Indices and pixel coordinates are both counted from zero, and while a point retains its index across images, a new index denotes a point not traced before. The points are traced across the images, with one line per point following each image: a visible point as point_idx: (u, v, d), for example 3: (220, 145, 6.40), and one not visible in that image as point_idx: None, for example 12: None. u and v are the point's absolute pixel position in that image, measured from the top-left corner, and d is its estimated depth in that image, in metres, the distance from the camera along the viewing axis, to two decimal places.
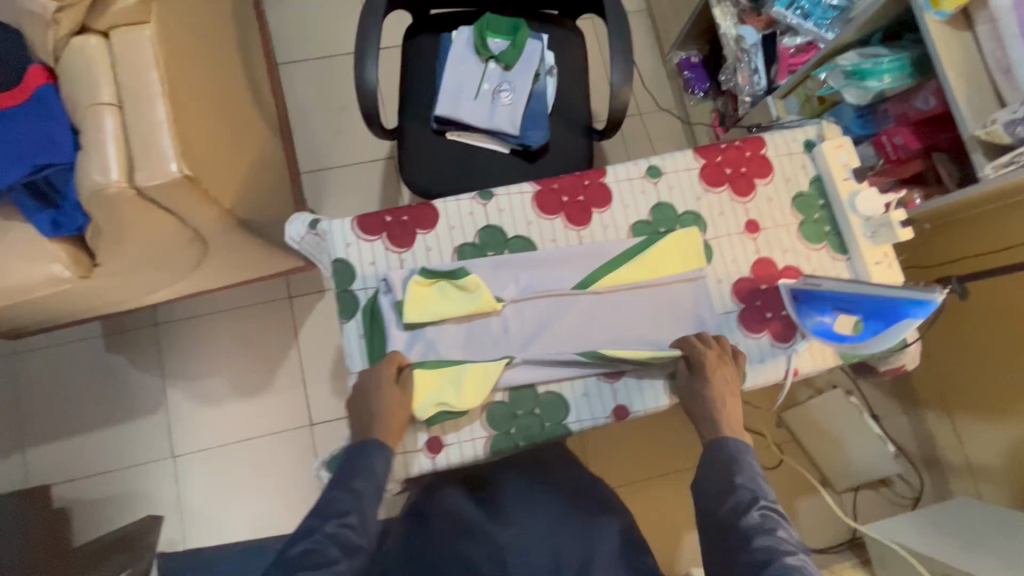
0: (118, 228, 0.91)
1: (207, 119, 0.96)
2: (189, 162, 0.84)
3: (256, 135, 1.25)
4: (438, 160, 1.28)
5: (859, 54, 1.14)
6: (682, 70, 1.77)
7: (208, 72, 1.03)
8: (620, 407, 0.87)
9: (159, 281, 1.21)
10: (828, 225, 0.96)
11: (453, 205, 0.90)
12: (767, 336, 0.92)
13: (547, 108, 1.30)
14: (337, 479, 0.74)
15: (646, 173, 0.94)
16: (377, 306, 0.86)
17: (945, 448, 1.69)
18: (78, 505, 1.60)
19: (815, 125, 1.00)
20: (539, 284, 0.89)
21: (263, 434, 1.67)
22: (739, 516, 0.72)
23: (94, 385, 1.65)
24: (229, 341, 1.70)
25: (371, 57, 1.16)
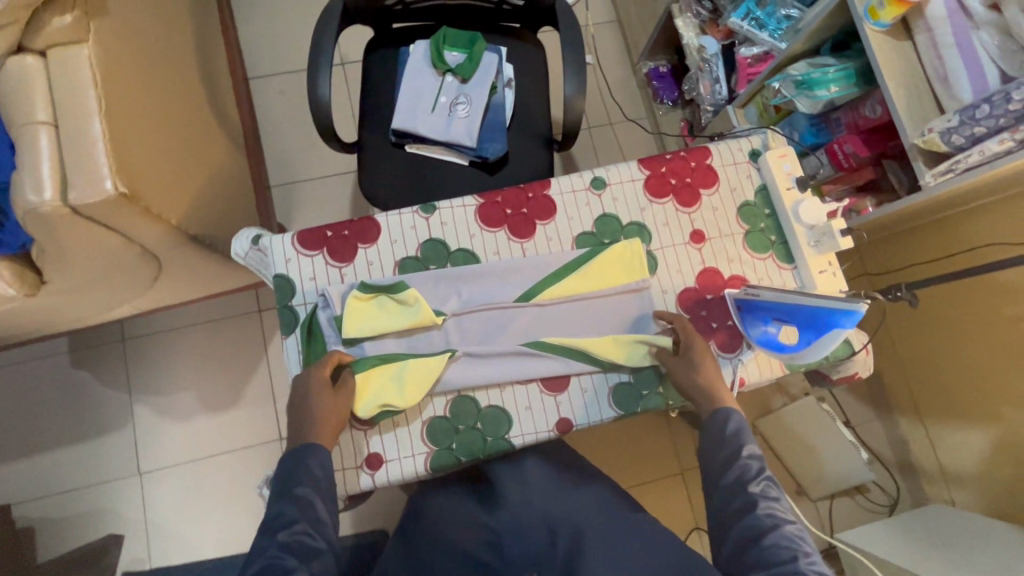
0: (58, 246, 0.91)
1: (153, 136, 0.96)
2: (126, 180, 0.84)
3: (214, 150, 1.25)
4: (397, 172, 1.28)
5: (809, 64, 1.15)
6: (650, 80, 1.82)
7: (158, 89, 1.03)
8: (564, 420, 0.87)
9: (117, 296, 1.20)
10: (774, 234, 0.96)
11: (395, 219, 0.90)
12: (713, 347, 0.91)
13: (505, 120, 1.31)
14: (272, 497, 0.73)
15: (590, 185, 0.95)
16: (316, 322, 0.85)
17: (919, 453, 1.68)
18: (44, 523, 1.58)
19: (761, 134, 1.00)
20: (481, 298, 0.88)
21: (232, 449, 1.65)
22: (743, 484, 0.76)
23: (60, 401, 1.64)
24: (198, 356, 1.69)
25: (324, 71, 1.16)
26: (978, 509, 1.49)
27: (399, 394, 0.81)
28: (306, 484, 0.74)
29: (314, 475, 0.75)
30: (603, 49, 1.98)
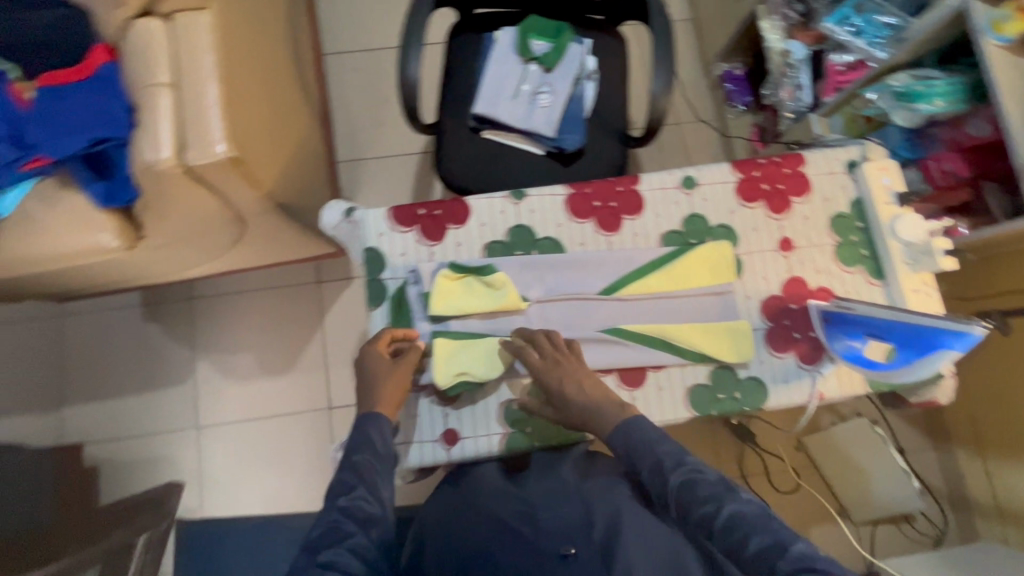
0: (164, 202, 0.95)
1: (255, 104, 1.00)
2: (236, 145, 0.88)
3: (298, 122, 1.28)
4: (473, 157, 1.29)
5: (911, 76, 1.11)
6: (724, 82, 1.78)
7: (259, 59, 1.06)
8: (638, 416, 0.87)
9: (200, 255, 1.25)
10: (866, 249, 0.93)
11: (485, 203, 0.91)
12: (793, 357, 0.90)
13: (585, 112, 1.30)
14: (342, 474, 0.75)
15: (681, 183, 0.94)
16: (405, 296, 0.88)
17: (975, 488, 1.63)
18: (108, 464, 1.67)
19: (859, 145, 0.97)
20: (565, 287, 0.89)
21: (284, 413, 1.71)
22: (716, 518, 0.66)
23: (130, 351, 1.73)
24: (259, 320, 1.75)
25: (415, 52, 1.18)
26: None
27: (478, 364, 0.84)
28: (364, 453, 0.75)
29: (373, 443, 0.76)
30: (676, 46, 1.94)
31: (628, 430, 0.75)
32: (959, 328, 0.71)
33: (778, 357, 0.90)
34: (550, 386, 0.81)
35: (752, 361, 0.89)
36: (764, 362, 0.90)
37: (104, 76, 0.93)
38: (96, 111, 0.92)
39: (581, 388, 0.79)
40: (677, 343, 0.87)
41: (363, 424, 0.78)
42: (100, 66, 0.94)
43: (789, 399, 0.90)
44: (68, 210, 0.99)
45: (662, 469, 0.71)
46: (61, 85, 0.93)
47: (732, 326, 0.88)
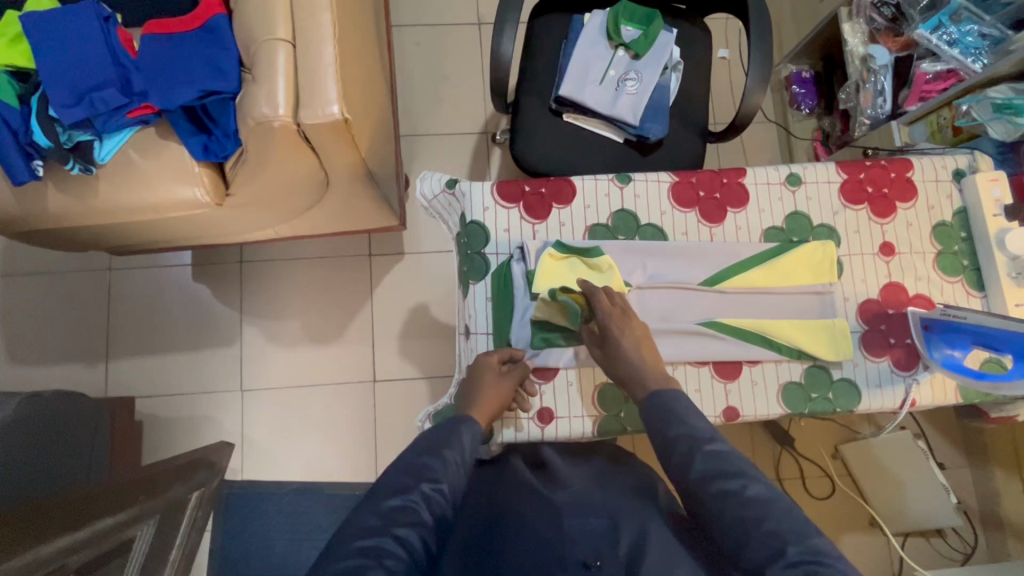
0: (261, 159, 0.94)
1: (357, 67, 0.99)
2: (347, 106, 0.87)
3: (380, 90, 1.26)
4: (552, 139, 1.28)
5: (1012, 89, 1.10)
6: (790, 84, 1.73)
7: (358, 22, 1.04)
8: (731, 408, 0.88)
9: (273, 217, 1.24)
10: (966, 259, 0.93)
11: (590, 184, 0.91)
12: (888, 362, 0.90)
13: (668, 102, 1.29)
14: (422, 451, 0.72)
15: (786, 180, 0.93)
16: (508, 272, 0.88)
17: (1010, 508, 1.63)
18: (150, 420, 1.68)
19: (966, 155, 0.97)
20: (667, 275, 0.89)
21: (327, 383, 1.71)
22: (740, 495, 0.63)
23: (179, 309, 1.73)
24: (308, 289, 1.75)
25: (509, 27, 1.16)
26: None
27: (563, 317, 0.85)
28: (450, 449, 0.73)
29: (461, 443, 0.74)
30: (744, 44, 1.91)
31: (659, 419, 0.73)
32: None
33: (873, 360, 0.90)
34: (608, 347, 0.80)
35: (847, 362, 0.89)
36: (858, 366, 0.89)
37: (215, 29, 0.93)
38: (205, 63, 0.91)
39: (638, 346, 0.79)
40: (777, 339, 0.87)
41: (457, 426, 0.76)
42: (211, 18, 0.93)
43: (879, 404, 0.90)
44: (161, 160, 0.98)
45: (695, 439, 0.68)
46: (172, 34, 0.95)
47: (829, 324, 0.89)
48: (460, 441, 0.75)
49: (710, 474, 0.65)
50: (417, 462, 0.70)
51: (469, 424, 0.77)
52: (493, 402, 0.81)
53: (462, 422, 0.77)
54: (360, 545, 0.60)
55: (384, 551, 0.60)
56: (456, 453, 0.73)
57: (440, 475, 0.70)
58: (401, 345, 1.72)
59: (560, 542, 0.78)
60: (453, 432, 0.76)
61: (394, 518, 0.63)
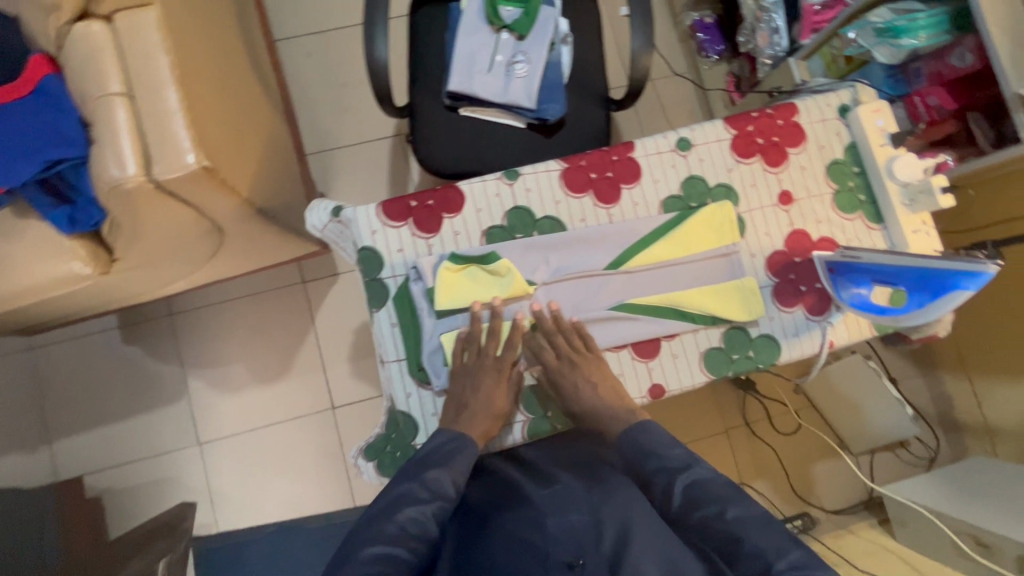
0: (136, 223, 0.88)
1: (218, 103, 0.93)
2: (206, 152, 0.81)
3: (260, 117, 1.20)
4: (454, 138, 1.24)
5: (892, 10, 1.08)
6: (694, 32, 1.74)
7: (212, 57, 0.98)
8: (656, 386, 0.87)
9: (177, 271, 1.19)
10: (863, 194, 0.93)
11: (478, 187, 0.88)
12: (802, 310, 0.90)
13: (563, 79, 1.25)
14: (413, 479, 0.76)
15: (676, 146, 0.91)
16: (408, 294, 0.85)
17: (962, 408, 1.71)
18: (110, 493, 1.62)
19: (849, 88, 0.96)
20: (571, 265, 0.87)
21: (285, 418, 1.68)
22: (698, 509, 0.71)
23: (116, 375, 1.66)
24: (246, 329, 1.69)
25: (380, 30, 1.11)
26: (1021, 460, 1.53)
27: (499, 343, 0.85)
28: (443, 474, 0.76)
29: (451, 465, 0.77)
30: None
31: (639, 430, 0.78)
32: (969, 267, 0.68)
33: (787, 312, 0.90)
34: (565, 386, 0.82)
35: (762, 318, 0.90)
36: (774, 319, 0.90)
37: (49, 90, 0.86)
38: (46, 129, 0.85)
39: (594, 389, 0.82)
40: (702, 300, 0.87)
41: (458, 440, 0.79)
42: (41, 80, 0.87)
43: (799, 351, 0.91)
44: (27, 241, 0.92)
45: (669, 471, 0.74)
46: (4, 104, 0.87)
47: (736, 281, 0.88)
48: (458, 464, 0.77)
49: (690, 505, 0.71)
50: (409, 484, 0.75)
51: (466, 448, 0.78)
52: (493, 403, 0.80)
53: (464, 445, 0.78)
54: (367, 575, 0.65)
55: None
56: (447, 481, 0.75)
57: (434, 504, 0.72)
58: (353, 367, 1.70)
59: (543, 542, 0.82)
60: (451, 455, 0.78)
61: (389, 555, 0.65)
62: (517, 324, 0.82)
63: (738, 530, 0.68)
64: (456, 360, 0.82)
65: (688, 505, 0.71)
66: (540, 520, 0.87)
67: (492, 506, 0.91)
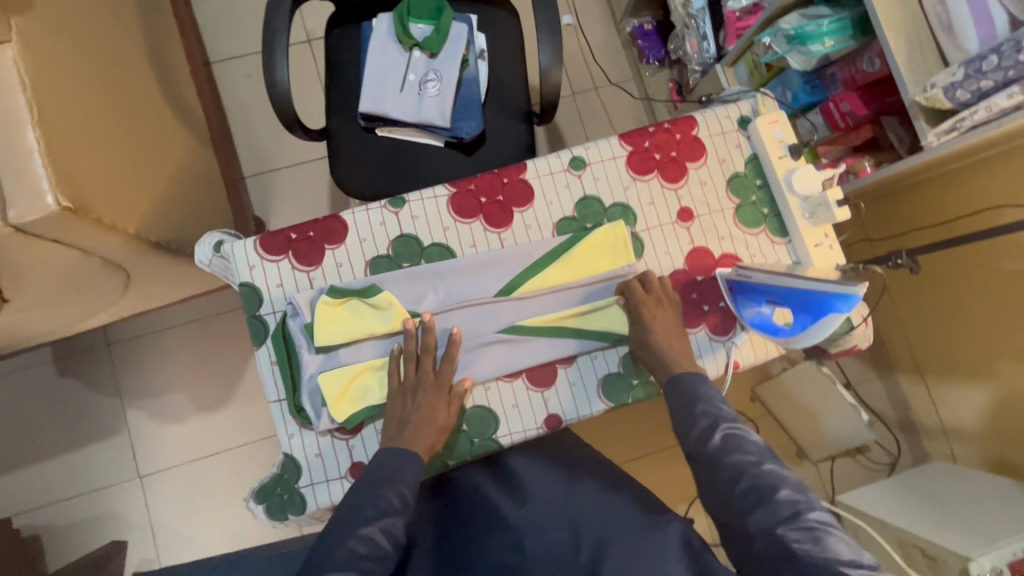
0: (10, 265, 0.85)
1: (97, 137, 0.89)
2: (70, 192, 0.78)
3: (166, 144, 1.16)
4: (371, 159, 1.21)
5: (802, 16, 1.05)
6: (634, 39, 1.68)
7: (95, 88, 0.94)
8: (552, 416, 0.84)
9: (87, 304, 1.15)
10: (766, 207, 0.90)
11: (362, 216, 0.85)
12: (705, 330, 0.87)
13: (480, 95, 1.22)
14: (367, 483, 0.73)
15: (569, 166, 0.89)
16: (287, 330, 0.82)
17: (920, 411, 1.66)
18: (49, 531, 1.57)
19: (750, 99, 0.93)
20: (458, 293, 0.84)
21: (228, 447, 1.64)
22: (706, 442, 0.72)
23: (52, 409, 1.61)
24: (186, 356, 1.65)
25: (281, 54, 1.08)
26: (978, 464, 1.49)
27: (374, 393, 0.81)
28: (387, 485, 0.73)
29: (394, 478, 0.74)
30: (584, 4, 1.83)
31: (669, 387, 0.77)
32: (842, 291, 0.65)
33: (689, 332, 0.87)
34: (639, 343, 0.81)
35: None
36: None
37: None
38: None
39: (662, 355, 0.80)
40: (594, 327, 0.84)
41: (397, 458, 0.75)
42: None
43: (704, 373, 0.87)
44: None
45: (717, 415, 0.74)
46: None
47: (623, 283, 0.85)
48: (406, 478, 0.74)
49: (728, 448, 0.71)
50: (356, 508, 0.71)
51: (413, 462, 0.75)
52: (430, 419, 0.77)
53: (408, 463, 0.74)
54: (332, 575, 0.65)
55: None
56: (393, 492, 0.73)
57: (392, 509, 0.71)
58: None
59: None
60: (397, 470, 0.74)
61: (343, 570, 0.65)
62: (455, 340, 0.79)
63: (773, 479, 0.67)
64: (393, 381, 0.80)
65: (725, 449, 0.71)
66: (518, 541, 0.83)
67: (429, 546, 0.88)
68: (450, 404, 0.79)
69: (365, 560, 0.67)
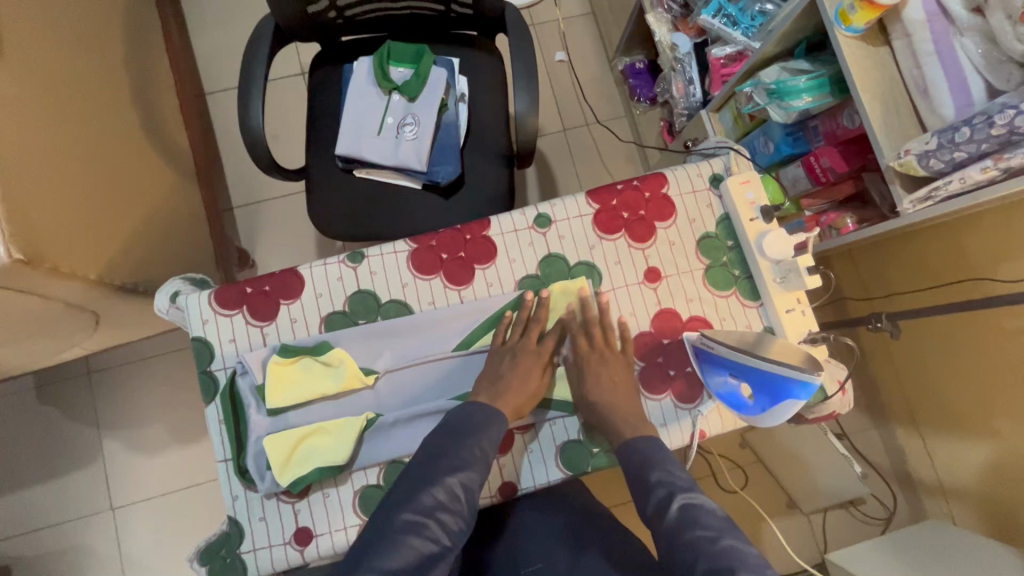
0: None
1: (61, 182, 0.89)
2: (23, 244, 0.77)
3: (142, 182, 1.16)
4: (348, 200, 1.20)
5: (782, 69, 1.03)
6: (626, 78, 1.68)
7: (66, 132, 0.94)
8: (507, 484, 0.81)
9: (56, 341, 1.14)
10: (738, 269, 0.87)
11: (319, 271, 0.83)
12: (670, 397, 0.84)
13: (459, 139, 1.21)
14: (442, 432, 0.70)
15: (534, 223, 0.87)
16: (236, 389, 0.80)
17: (917, 465, 1.59)
18: (19, 562, 1.55)
19: (723, 157, 0.92)
20: (413, 351, 0.82)
21: (202, 481, 1.61)
22: (662, 515, 0.66)
23: (31, 437, 1.60)
24: (166, 387, 1.64)
25: (257, 97, 1.08)
26: (978, 526, 1.40)
27: (325, 456, 0.77)
28: (469, 434, 0.70)
29: (481, 426, 0.71)
30: (576, 43, 1.83)
31: (627, 451, 0.73)
32: (800, 377, 0.65)
33: (654, 399, 0.83)
34: (596, 408, 0.78)
35: None
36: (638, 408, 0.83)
37: None
38: None
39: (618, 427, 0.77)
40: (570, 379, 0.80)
41: (485, 408, 0.73)
42: None
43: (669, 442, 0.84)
44: None
45: (652, 471, 0.70)
46: None
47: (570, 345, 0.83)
48: (494, 431, 0.71)
49: (684, 522, 0.64)
50: (438, 455, 0.67)
51: (498, 419, 0.72)
52: (525, 380, 0.77)
53: (495, 414, 0.72)
54: (403, 539, 0.59)
55: (425, 550, 0.59)
56: (475, 442, 0.69)
57: (472, 459, 0.68)
58: None
59: None
60: (484, 422, 0.71)
61: (415, 528, 0.60)
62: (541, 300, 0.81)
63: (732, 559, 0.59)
64: (497, 339, 0.81)
65: (683, 523, 0.64)
66: None
67: None
68: (543, 373, 0.79)
69: (443, 511, 0.63)
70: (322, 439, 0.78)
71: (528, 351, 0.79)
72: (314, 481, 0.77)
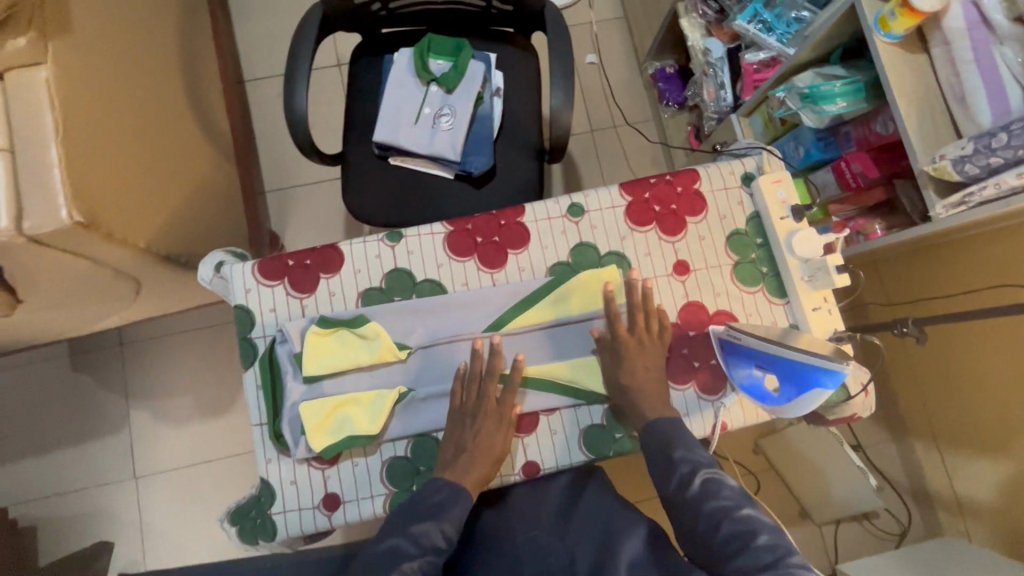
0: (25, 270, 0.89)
1: (118, 153, 0.94)
2: (83, 207, 0.82)
3: (188, 159, 1.21)
4: (382, 186, 1.23)
5: (817, 75, 1.04)
6: (655, 81, 1.69)
7: (123, 107, 0.99)
8: (530, 463, 0.84)
9: (99, 307, 1.18)
10: (765, 266, 0.89)
11: (359, 248, 0.87)
12: (694, 388, 0.85)
13: (493, 132, 1.24)
14: (399, 522, 0.73)
15: (567, 212, 0.89)
16: (276, 356, 0.83)
17: (933, 480, 1.57)
18: (46, 522, 1.61)
19: (755, 156, 0.93)
20: (443, 329, 0.84)
21: (223, 455, 1.65)
22: (685, 490, 0.71)
23: (63, 403, 1.66)
24: (194, 362, 1.69)
25: (302, 82, 1.12)
26: (994, 543, 1.39)
27: (359, 424, 0.80)
28: (428, 518, 0.73)
29: (443, 509, 0.73)
30: (608, 45, 1.86)
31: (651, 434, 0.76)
32: (828, 366, 0.65)
33: (678, 389, 0.85)
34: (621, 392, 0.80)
35: None
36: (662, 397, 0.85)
37: None
38: None
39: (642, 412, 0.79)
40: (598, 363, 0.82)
41: (449, 488, 0.75)
42: None
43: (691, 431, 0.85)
44: None
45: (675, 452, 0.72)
46: None
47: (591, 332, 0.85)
48: (453, 516, 0.73)
49: (706, 495, 0.70)
50: (394, 544, 0.70)
51: (460, 500, 0.74)
52: (490, 442, 0.77)
53: (460, 493, 0.74)
54: None
55: None
56: (433, 529, 0.72)
57: (430, 546, 0.71)
58: None
59: None
60: (446, 505, 0.74)
61: None
62: (494, 347, 0.79)
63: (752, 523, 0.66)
64: (455, 401, 0.80)
65: (703, 495, 0.70)
66: None
67: None
68: (508, 430, 0.79)
69: None
70: (353, 408, 0.80)
71: (487, 413, 0.78)
72: (346, 448, 0.80)
